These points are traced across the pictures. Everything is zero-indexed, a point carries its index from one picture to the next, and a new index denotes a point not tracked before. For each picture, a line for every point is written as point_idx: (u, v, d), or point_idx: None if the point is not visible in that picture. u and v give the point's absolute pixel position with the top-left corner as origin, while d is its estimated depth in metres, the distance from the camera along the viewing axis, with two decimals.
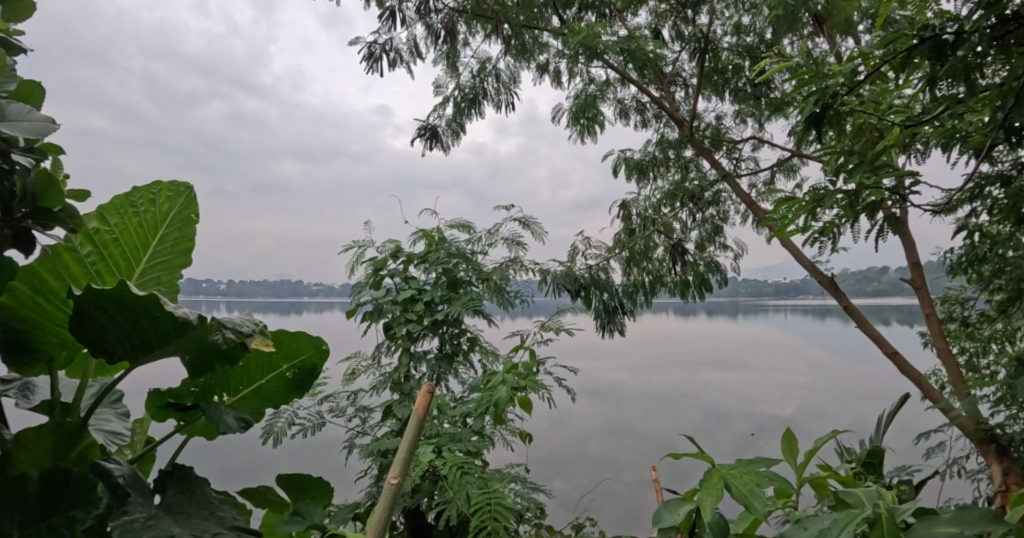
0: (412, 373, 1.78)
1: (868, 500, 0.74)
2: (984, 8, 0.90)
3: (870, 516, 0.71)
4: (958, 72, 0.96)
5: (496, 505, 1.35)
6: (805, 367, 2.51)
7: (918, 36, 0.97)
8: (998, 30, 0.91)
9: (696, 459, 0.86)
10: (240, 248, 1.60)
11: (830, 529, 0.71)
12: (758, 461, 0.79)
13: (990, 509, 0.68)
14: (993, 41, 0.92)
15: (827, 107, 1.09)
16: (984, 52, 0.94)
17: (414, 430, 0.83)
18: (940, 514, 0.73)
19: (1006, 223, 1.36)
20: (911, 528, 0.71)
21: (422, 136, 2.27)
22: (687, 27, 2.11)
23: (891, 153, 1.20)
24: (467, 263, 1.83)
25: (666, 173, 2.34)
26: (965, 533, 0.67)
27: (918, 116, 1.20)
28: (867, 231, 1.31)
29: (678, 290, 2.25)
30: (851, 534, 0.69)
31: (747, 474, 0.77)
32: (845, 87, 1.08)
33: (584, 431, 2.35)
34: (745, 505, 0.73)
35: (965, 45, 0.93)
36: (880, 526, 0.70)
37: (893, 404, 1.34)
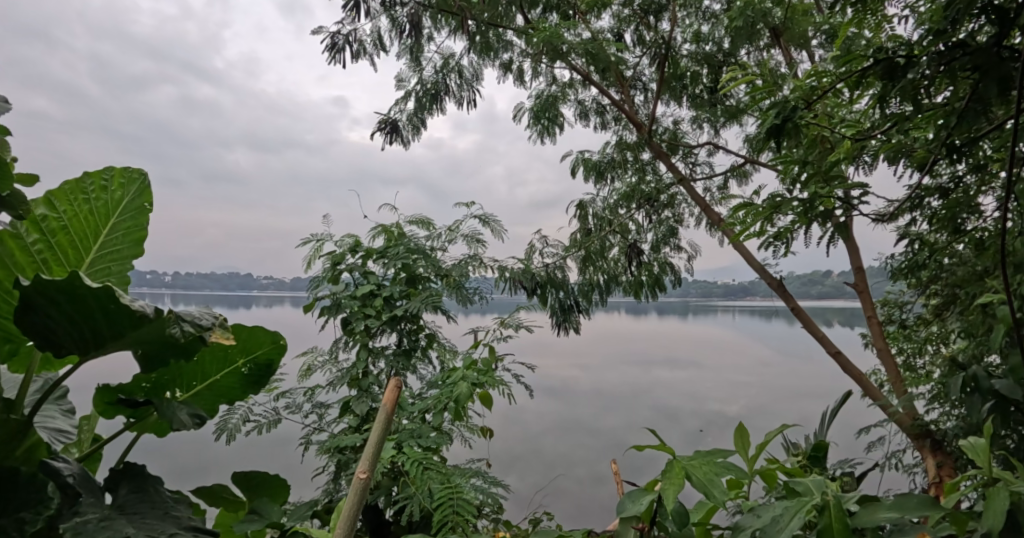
0: (370, 369, 1.76)
1: (816, 489, 0.76)
2: (934, 35, 0.95)
3: (819, 503, 0.73)
4: (907, 93, 1.00)
5: (457, 500, 1.33)
6: (754, 367, 2.62)
7: (873, 58, 1.02)
8: (947, 57, 0.93)
9: (659, 450, 0.87)
10: (188, 240, 1.54)
11: (781, 518, 0.73)
12: (717, 452, 0.82)
13: (926, 496, 0.73)
14: (940, 68, 0.95)
15: (788, 119, 1.12)
16: (932, 76, 0.97)
17: (381, 425, 0.75)
18: (884, 500, 0.77)
19: (944, 234, 1.45)
20: (856, 515, 0.74)
21: (382, 130, 2.22)
22: (648, 33, 2.15)
23: (843, 164, 1.27)
24: (425, 259, 1.85)
25: (624, 175, 2.42)
26: (906, 517, 0.71)
27: (867, 130, 1.27)
28: (820, 238, 1.35)
29: (632, 289, 2.33)
30: (799, 523, 0.71)
31: (706, 464, 0.79)
32: (803, 102, 1.12)
33: (536, 428, 2.38)
34: (705, 493, 0.75)
35: (915, 68, 0.97)
36: (829, 512, 0.72)
37: (836, 399, 1.36)
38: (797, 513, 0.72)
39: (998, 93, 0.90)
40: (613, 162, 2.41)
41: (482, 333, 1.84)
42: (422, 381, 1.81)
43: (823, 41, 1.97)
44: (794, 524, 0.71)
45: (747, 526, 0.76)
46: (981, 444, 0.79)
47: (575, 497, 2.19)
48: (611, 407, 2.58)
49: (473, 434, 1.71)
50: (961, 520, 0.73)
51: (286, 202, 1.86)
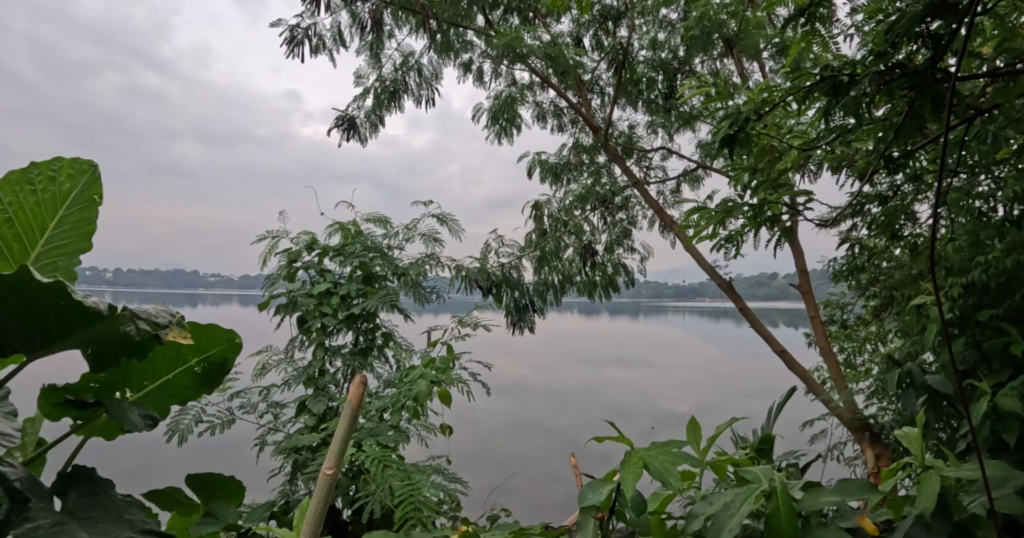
0: (327, 369, 1.73)
1: (765, 476, 0.79)
2: (876, 56, 1.01)
3: (767, 489, 0.77)
4: (851, 108, 1.06)
5: (419, 497, 1.34)
6: (704, 365, 2.63)
7: (820, 74, 1.07)
8: (884, 76, 0.99)
9: (617, 442, 0.90)
10: (126, 233, 1.52)
11: (732, 503, 0.77)
12: (672, 442, 0.85)
13: (866, 480, 0.78)
14: (880, 86, 1.00)
15: (742, 130, 1.17)
16: (874, 94, 1.02)
17: (348, 421, 0.74)
18: (825, 486, 0.81)
19: (882, 239, 1.54)
20: (801, 498, 0.79)
21: (339, 126, 2.19)
22: (607, 39, 2.19)
23: (788, 173, 1.33)
24: (382, 258, 1.83)
25: (579, 177, 2.47)
26: (846, 500, 0.76)
27: (813, 141, 1.33)
28: (768, 242, 1.44)
29: (585, 289, 2.40)
30: (748, 508, 0.75)
31: (664, 453, 0.82)
32: (755, 113, 1.17)
33: (491, 428, 2.40)
34: (662, 480, 0.78)
35: (858, 86, 1.02)
36: (776, 498, 0.76)
37: (782, 394, 1.42)
38: (746, 499, 0.76)
39: (931, 111, 0.97)
40: (570, 165, 2.46)
41: (439, 331, 1.83)
42: (380, 380, 1.79)
43: (772, 54, 2.06)
44: (743, 510, 0.75)
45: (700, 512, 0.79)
46: (913, 434, 0.86)
47: (529, 495, 2.23)
48: (562, 405, 2.61)
49: (433, 433, 1.74)
50: (896, 504, 0.80)
51: (237, 195, 1.79)
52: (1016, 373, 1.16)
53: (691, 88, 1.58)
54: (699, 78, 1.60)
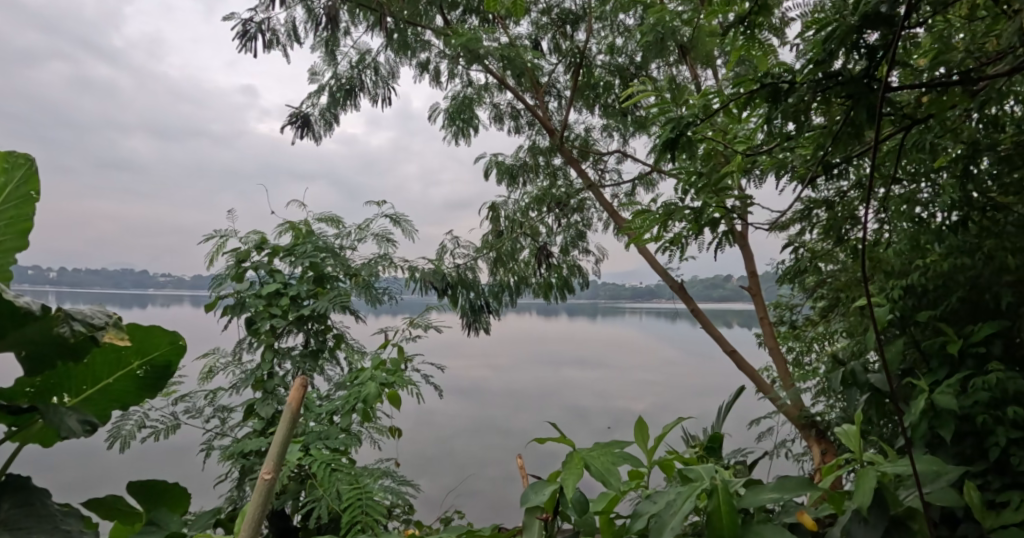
0: (276, 371, 1.69)
1: (706, 474, 0.81)
2: (813, 64, 1.04)
3: (709, 487, 0.78)
4: (792, 114, 1.08)
5: (366, 500, 1.31)
6: (660, 365, 2.66)
7: (760, 81, 1.10)
8: (822, 85, 1.02)
9: (560, 443, 0.91)
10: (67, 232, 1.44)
11: (674, 502, 0.78)
12: (615, 443, 0.86)
13: (804, 477, 0.79)
14: (819, 93, 1.03)
15: (682, 134, 1.21)
16: (811, 101, 1.05)
17: (288, 423, 0.71)
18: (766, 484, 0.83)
19: (828, 242, 1.60)
20: (742, 497, 0.80)
21: (293, 123, 2.16)
22: (565, 42, 2.24)
23: (734, 177, 1.34)
24: (334, 258, 1.81)
25: (535, 179, 2.49)
26: (786, 498, 0.78)
27: (757, 147, 1.34)
28: (709, 244, 1.42)
29: (540, 291, 2.41)
30: (689, 507, 0.76)
31: (605, 454, 0.83)
32: (698, 118, 1.21)
33: (449, 430, 2.37)
34: (602, 482, 0.80)
35: (795, 93, 1.06)
36: (716, 496, 0.77)
37: (731, 393, 1.44)
38: (688, 498, 0.77)
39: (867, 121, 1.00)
40: (526, 166, 2.49)
41: (390, 333, 1.81)
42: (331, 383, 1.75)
43: (724, 61, 2.12)
44: (685, 508, 0.76)
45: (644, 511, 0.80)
46: (852, 431, 0.89)
47: (486, 497, 2.21)
48: (522, 407, 2.58)
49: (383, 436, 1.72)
50: (837, 499, 0.81)
51: (192, 193, 1.71)
52: (950, 372, 1.21)
53: (646, 93, 1.60)
54: (647, 85, 1.72)
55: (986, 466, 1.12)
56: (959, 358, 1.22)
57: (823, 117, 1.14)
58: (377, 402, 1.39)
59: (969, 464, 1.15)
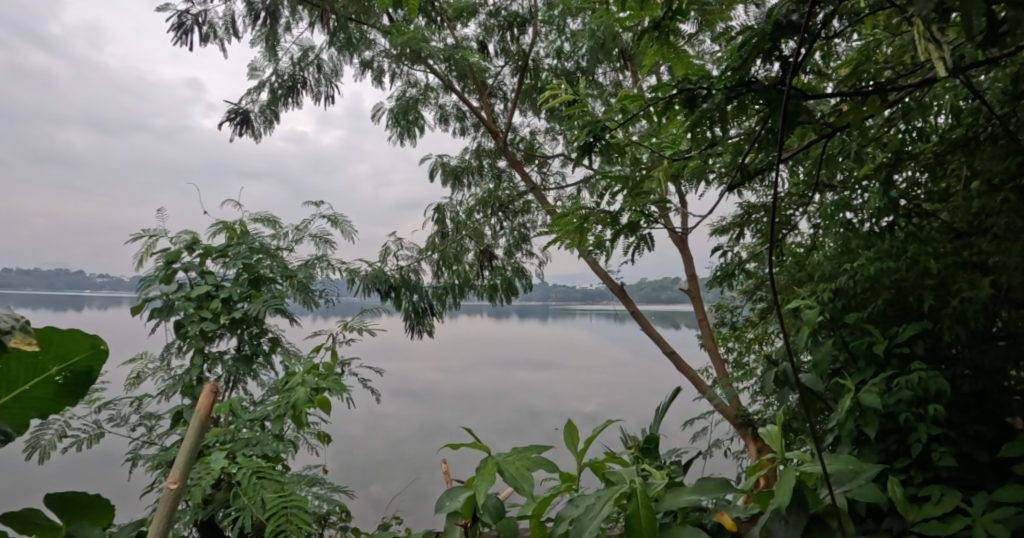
0: (206, 376, 1.62)
1: (626, 478, 0.82)
2: (732, 73, 1.06)
3: (627, 490, 0.79)
4: (703, 121, 1.11)
5: (292, 508, 1.28)
6: (612, 366, 2.61)
7: (678, 87, 1.12)
8: (734, 90, 1.03)
9: (474, 449, 0.91)
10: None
11: (594, 506, 0.78)
12: (532, 448, 0.87)
13: (723, 479, 0.81)
14: (730, 100, 1.04)
15: (598, 140, 1.22)
16: (728, 109, 1.06)
17: (196, 432, 0.70)
18: (685, 484, 0.84)
19: (767, 246, 1.64)
20: (663, 499, 0.81)
21: (232, 120, 2.10)
22: (511, 45, 2.28)
23: (658, 182, 1.38)
24: (271, 259, 1.70)
25: (480, 181, 2.53)
26: (705, 499, 0.79)
27: (684, 152, 1.35)
28: (625, 249, 1.43)
29: (485, 293, 2.50)
30: (608, 510, 0.77)
31: (521, 459, 0.84)
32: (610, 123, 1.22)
33: (400, 434, 2.27)
34: (516, 487, 0.80)
35: (709, 98, 1.08)
36: (635, 499, 0.78)
37: (668, 395, 1.45)
38: (607, 501, 0.78)
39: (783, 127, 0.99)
40: (470, 168, 2.51)
41: (323, 336, 1.76)
42: (264, 388, 1.70)
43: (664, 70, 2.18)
44: (604, 512, 0.77)
45: (567, 516, 0.80)
46: (774, 431, 0.92)
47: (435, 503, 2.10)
48: (471, 409, 2.44)
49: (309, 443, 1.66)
50: (762, 498, 0.83)
51: (135, 190, 1.68)
52: (875, 372, 1.26)
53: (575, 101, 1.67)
54: (563, 86, 1.78)
55: (908, 461, 1.16)
56: (884, 359, 1.27)
57: (743, 122, 1.17)
58: (307, 407, 1.36)
59: (893, 460, 1.19)
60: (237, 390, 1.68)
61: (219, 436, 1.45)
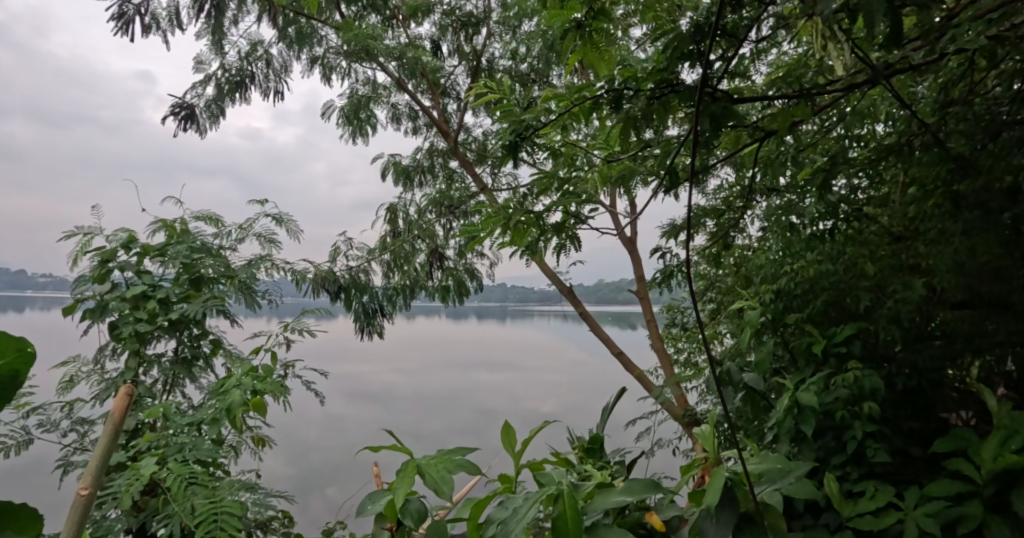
0: (142, 380, 1.56)
1: (553, 480, 0.84)
2: (651, 77, 1.08)
3: (554, 492, 0.80)
4: (627, 122, 1.08)
5: (224, 512, 1.28)
6: (569, 366, 2.57)
7: (601, 89, 1.14)
8: (657, 93, 1.04)
9: (395, 451, 0.92)
10: None
11: (521, 507, 0.79)
12: (455, 451, 0.89)
13: (651, 479, 0.82)
14: (653, 101, 1.05)
15: (522, 136, 1.26)
16: (643, 113, 1.06)
17: (108, 437, 0.75)
18: (614, 485, 0.86)
19: (714, 248, 1.67)
20: (591, 501, 0.82)
21: (177, 114, 2.01)
22: (465, 46, 2.32)
23: (591, 184, 1.43)
24: (212, 258, 1.66)
25: (431, 181, 2.58)
26: (633, 501, 0.80)
27: (615, 154, 1.42)
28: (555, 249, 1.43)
29: (436, 294, 2.58)
30: (533, 511, 0.78)
31: (442, 462, 0.86)
32: (534, 121, 1.26)
33: (352, 437, 2.11)
34: (435, 489, 0.81)
35: (627, 100, 1.09)
36: (561, 501, 0.78)
37: (612, 396, 1.42)
38: (534, 504, 0.79)
39: (710, 129, 0.97)
40: (421, 167, 2.55)
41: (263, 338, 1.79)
42: (203, 392, 1.64)
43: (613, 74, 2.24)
44: (531, 513, 0.77)
45: (494, 518, 0.81)
46: (707, 431, 0.93)
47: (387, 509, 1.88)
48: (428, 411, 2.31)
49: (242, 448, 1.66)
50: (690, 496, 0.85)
51: (77, 186, 1.60)
52: (814, 371, 1.28)
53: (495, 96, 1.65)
54: (491, 86, 1.78)
55: (844, 457, 1.19)
56: (823, 358, 1.29)
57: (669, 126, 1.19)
58: (242, 410, 1.34)
59: (830, 456, 1.21)
60: (175, 394, 1.64)
61: (151, 442, 1.41)
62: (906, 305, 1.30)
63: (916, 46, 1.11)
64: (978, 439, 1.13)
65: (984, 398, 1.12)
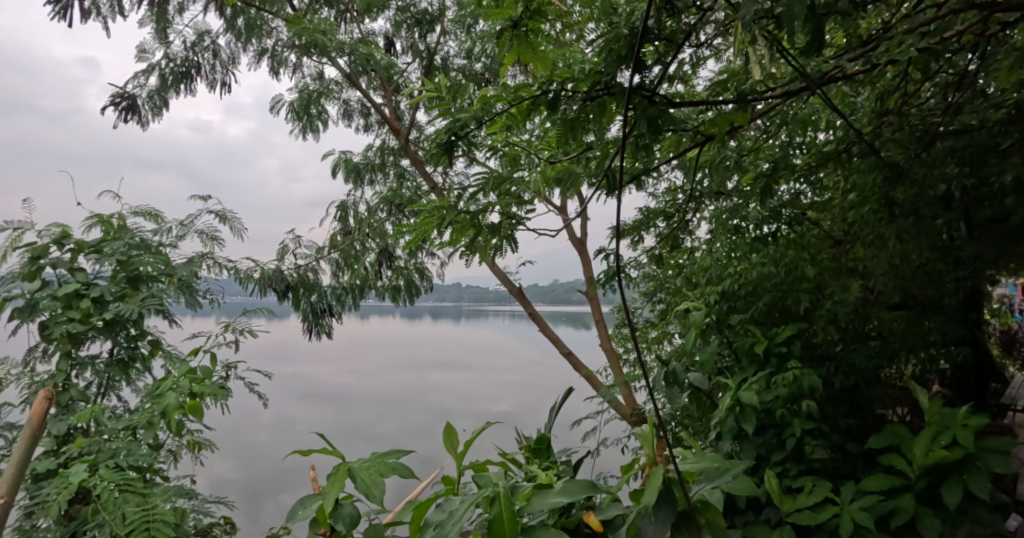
0: (74, 382, 1.50)
1: (492, 482, 0.84)
2: (588, 83, 1.06)
3: (491, 495, 0.80)
4: (570, 126, 1.09)
5: (157, 517, 1.25)
6: (523, 366, 2.58)
7: (539, 91, 1.12)
8: (593, 92, 1.04)
9: (328, 454, 0.91)
10: None
11: (456, 511, 0.79)
12: (389, 454, 0.88)
13: (588, 480, 0.83)
14: (588, 102, 1.05)
15: (457, 138, 1.22)
16: (578, 112, 1.07)
17: (28, 439, 0.76)
18: (553, 486, 0.86)
19: (663, 249, 1.70)
20: (528, 503, 0.82)
21: (116, 105, 1.91)
22: (418, 44, 2.32)
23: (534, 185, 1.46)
24: (151, 256, 1.59)
25: (382, 179, 2.57)
26: (571, 503, 0.81)
27: (561, 155, 1.44)
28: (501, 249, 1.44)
29: (386, 294, 2.61)
30: (468, 515, 0.78)
31: (374, 466, 0.85)
32: (472, 123, 1.23)
33: (303, 440, 2.02)
34: (366, 493, 0.81)
35: (563, 103, 1.09)
36: (498, 503, 0.79)
37: (558, 396, 1.40)
38: (469, 507, 0.79)
39: (648, 132, 0.99)
40: (372, 165, 2.54)
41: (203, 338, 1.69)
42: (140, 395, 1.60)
43: None
44: (466, 517, 0.77)
45: (430, 523, 0.80)
46: (647, 432, 0.95)
47: None
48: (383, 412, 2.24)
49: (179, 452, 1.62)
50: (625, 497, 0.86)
51: None
52: (756, 370, 1.32)
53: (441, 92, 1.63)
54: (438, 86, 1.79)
55: (784, 454, 1.22)
56: (765, 357, 1.33)
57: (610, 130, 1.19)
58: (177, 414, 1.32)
59: (771, 453, 1.25)
60: (110, 397, 1.57)
61: (81, 448, 1.35)
62: (844, 307, 1.34)
63: (855, 56, 1.13)
64: (910, 434, 1.18)
65: (916, 396, 1.17)
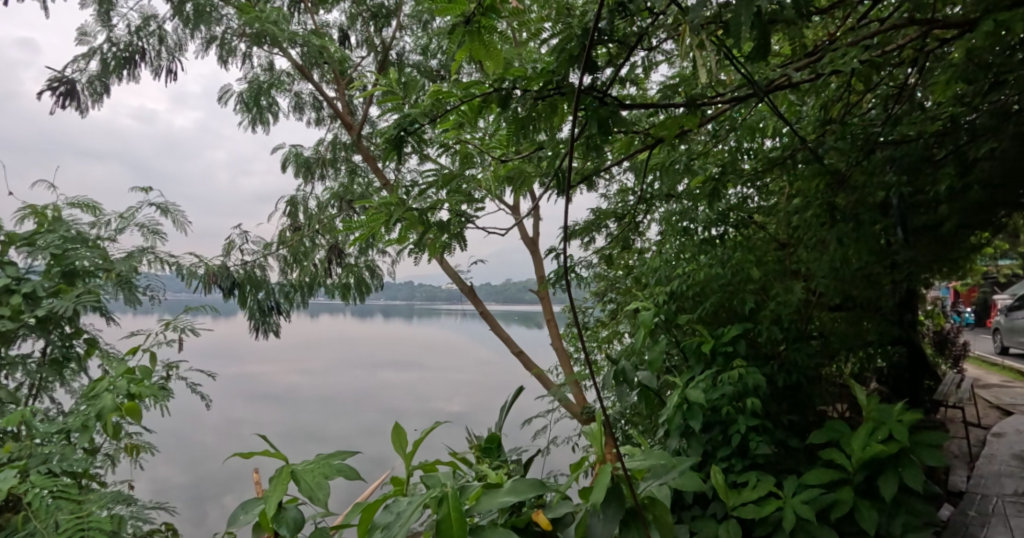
0: (3, 383, 1.42)
1: (440, 482, 0.84)
2: (542, 81, 1.07)
3: (439, 495, 0.80)
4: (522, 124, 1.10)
5: (93, 523, 1.20)
6: (475, 366, 2.58)
7: (489, 88, 1.11)
8: (544, 92, 1.06)
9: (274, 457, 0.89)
10: None
11: (403, 512, 0.79)
12: (335, 455, 0.87)
13: (536, 479, 0.84)
14: (538, 100, 1.07)
15: (405, 135, 1.19)
16: (528, 113, 1.08)
17: None
18: (501, 485, 0.87)
19: (613, 250, 1.73)
20: (477, 502, 0.83)
21: (54, 90, 1.78)
22: (373, 38, 2.30)
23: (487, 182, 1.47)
24: (88, 249, 1.52)
25: (333, 174, 2.54)
26: (519, 502, 0.81)
27: (514, 154, 1.45)
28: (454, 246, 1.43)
29: (337, 291, 2.58)
30: (415, 516, 0.77)
31: (320, 467, 0.84)
32: (422, 118, 1.20)
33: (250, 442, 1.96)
34: (310, 496, 0.80)
35: (514, 101, 1.09)
36: (446, 503, 0.79)
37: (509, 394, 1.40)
38: (417, 507, 0.78)
39: (599, 133, 1.01)
40: (323, 159, 2.52)
41: (142, 337, 1.61)
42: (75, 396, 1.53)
43: None
44: (413, 519, 0.77)
45: (376, 525, 0.79)
46: (595, 430, 0.97)
47: None
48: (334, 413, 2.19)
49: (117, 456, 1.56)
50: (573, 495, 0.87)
51: None
52: (702, 369, 1.35)
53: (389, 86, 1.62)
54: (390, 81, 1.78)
55: (729, 450, 1.26)
56: (711, 356, 1.37)
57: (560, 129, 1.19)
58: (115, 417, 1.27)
59: (716, 450, 1.28)
60: (42, 399, 1.51)
61: (9, 453, 1.28)
62: (786, 308, 1.40)
63: (800, 65, 1.17)
64: (846, 430, 1.23)
65: (854, 393, 1.22)
